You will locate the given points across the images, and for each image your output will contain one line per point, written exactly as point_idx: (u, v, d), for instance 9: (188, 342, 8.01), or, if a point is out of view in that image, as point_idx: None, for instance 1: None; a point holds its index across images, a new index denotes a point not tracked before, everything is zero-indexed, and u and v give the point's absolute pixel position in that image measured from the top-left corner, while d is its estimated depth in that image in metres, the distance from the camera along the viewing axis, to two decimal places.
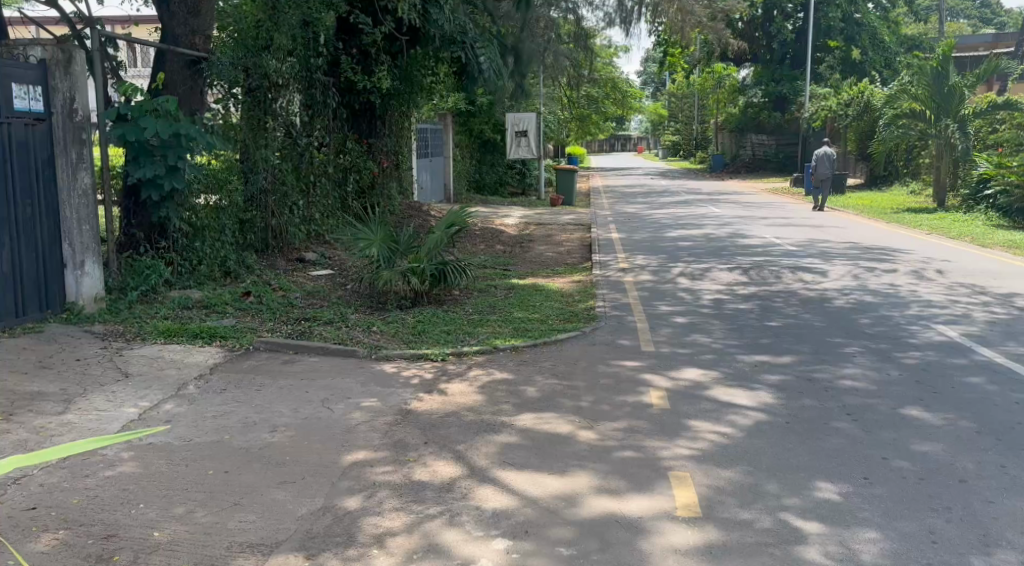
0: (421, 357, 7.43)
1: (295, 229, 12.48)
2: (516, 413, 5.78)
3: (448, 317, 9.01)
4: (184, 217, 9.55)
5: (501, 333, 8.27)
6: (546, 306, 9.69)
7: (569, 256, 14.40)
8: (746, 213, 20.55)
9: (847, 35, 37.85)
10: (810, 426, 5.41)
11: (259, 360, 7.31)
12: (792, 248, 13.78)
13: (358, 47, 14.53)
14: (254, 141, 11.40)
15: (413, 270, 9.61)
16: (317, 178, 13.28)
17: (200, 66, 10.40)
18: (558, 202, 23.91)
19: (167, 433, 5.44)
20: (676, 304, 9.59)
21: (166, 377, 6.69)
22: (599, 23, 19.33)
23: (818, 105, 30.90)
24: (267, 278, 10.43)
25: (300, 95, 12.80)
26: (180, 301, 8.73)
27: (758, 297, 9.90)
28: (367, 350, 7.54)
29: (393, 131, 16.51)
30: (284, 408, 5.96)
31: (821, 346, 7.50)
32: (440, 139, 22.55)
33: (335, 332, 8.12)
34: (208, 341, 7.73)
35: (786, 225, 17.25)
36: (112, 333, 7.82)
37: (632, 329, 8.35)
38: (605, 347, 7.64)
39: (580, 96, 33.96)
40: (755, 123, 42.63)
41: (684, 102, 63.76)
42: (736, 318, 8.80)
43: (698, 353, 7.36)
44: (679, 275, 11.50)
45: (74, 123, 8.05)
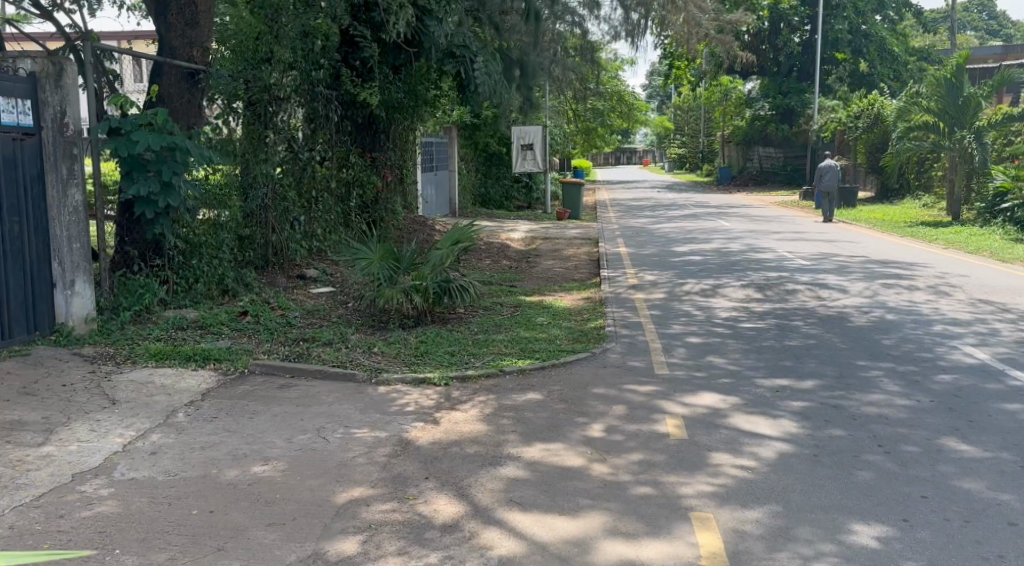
0: (423, 381, 7.08)
1: (296, 245, 12.16)
2: (524, 443, 5.43)
3: (452, 337, 8.66)
4: (180, 234, 9.24)
5: (507, 355, 7.92)
6: (553, 324, 9.35)
7: (576, 271, 14.06)
8: (756, 226, 20.20)
9: (855, 47, 37.59)
10: (840, 460, 5.06)
11: (254, 384, 6.98)
12: (806, 263, 13.41)
13: (361, 59, 14.27)
14: (254, 155, 11.12)
15: (416, 288, 9.26)
16: (319, 193, 12.98)
17: (199, 78, 10.07)
18: (565, 216, 23.61)
19: (150, 468, 5.10)
20: (688, 323, 9.25)
21: (155, 404, 6.37)
22: (605, 37, 19.06)
23: (827, 117, 30.58)
24: (266, 297, 10.10)
25: (302, 109, 12.51)
26: (175, 322, 8.41)
27: (774, 315, 9.55)
28: (367, 373, 7.20)
29: (397, 145, 16.23)
30: (277, 438, 5.62)
31: (844, 369, 7.15)
32: (445, 152, 22.29)
33: (334, 353, 7.78)
34: (201, 364, 7.40)
35: (798, 239, 16.89)
36: (101, 356, 7.50)
37: (643, 350, 8.00)
38: (616, 369, 7.29)
39: (586, 109, 33.71)
40: (762, 136, 42.38)
41: (690, 114, 63.58)
42: (753, 337, 8.44)
43: (714, 376, 7.00)
44: (691, 292, 11.15)
45: (65, 138, 7.77)
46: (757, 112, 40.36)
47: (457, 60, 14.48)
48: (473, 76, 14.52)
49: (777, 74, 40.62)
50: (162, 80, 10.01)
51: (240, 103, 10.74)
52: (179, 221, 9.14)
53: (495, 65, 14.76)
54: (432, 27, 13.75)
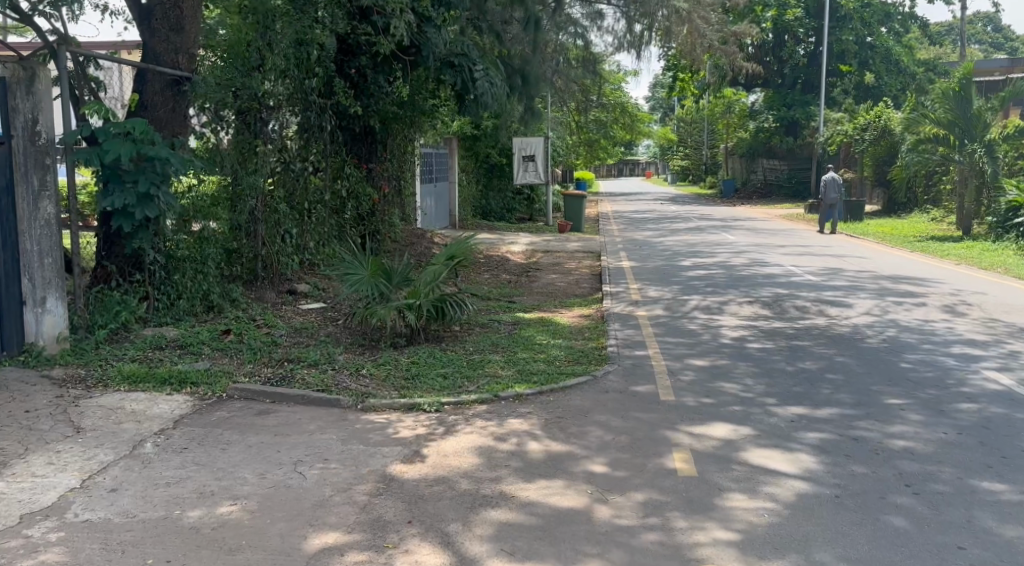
0: (413, 407, 6.61)
1: (287, 258, 11.74)
2: (517, 480, 4.97)
3: (446, 358, 8.19)
4: (161, 248, 8.90)
5: (503, 378, 7.45)
6: (553, 344, 8.89)
7: (578, 286, 13.61)
8: (762, 240, 19.75)
9: (861, 60, 37.26)
10: (865, 502, 4.61)
11: (231, 410, 6.52)
12: (816, 279, 12.95)
13: (358, 68, 13.87)
14: (243, 166, 10.71)
15: (410, 306, 8.79)
16: (312, 205, 12.55)
17: (183, 87, 9.67)
18: (567, 228, 23.18)
19: (107, 508, 4.65)
20: (694, 343, 8.79)
21: (122, 433, 5.92)
22: (608, 48, 18.69)
23: (833, 130, 30.17)
24: (252, 313, 9.71)
25: (296, 118, 12.09)
26: (153, 341, 8.02)
27: (784, 335, 9.09)
28: (353, 398, 6.73)
29: (395, 155, 15.84)
30: (249, 474, 5.17)
31: (862, 395, 6.69)
32: (444, 164, 21.88)
33: (319, 376, 7.32)
34: (177, 389, 6.96)
35: (806, 254, 16.44)
36: (71, 379, 7.05)
37: (647, 373, 7.54)
38: (619, 395, 6.83)
39: (589, 120, 33.33)
40: (767, 148, 42.02)
41: (693, 126, 63.20)
42: (763, 359, 7.98)
43: (724, 402, 6.54)
44: (696, 309, 10.69)
45: (36, 147, 7.35)
46: (761, 124, 40.00)
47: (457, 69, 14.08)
48: (473, 86, 14.09)
49: (782, 87, 40.30)
50: (146, 88, 9.67)
51: (228, 112, 10.36)
52: (159, 234, 8.77)
53: (496, 74, 14.33)
54: (431, 35, 13.34)
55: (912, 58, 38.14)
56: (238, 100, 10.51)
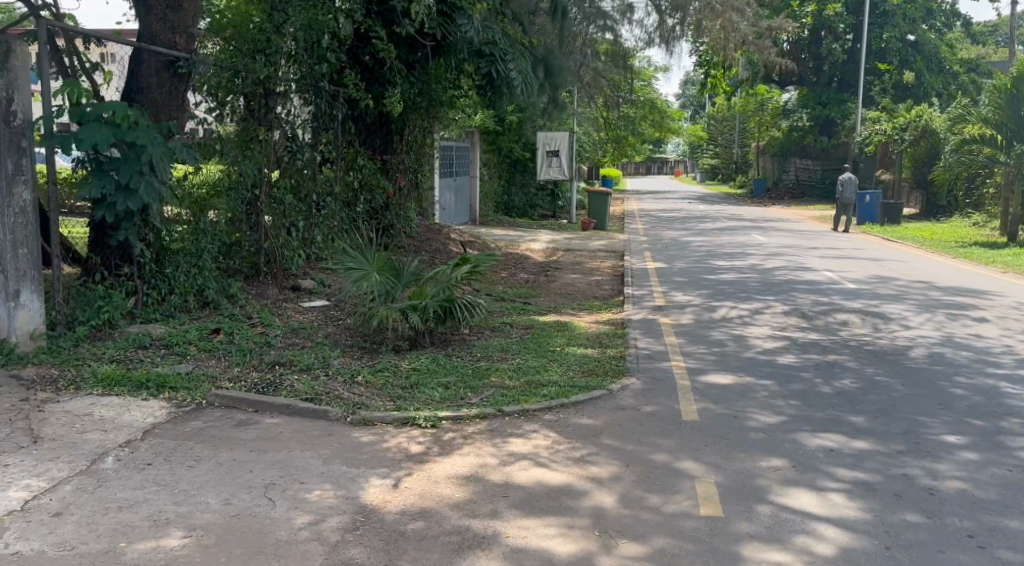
0: (408, 421, 5.96)
1: (292, 253, 11.16)
2: (514, 517, 4.32)
3: (452, 365, 7.57)
4: (151, 239, 8.44)
5: (512, 390, 6.78)
6: (568, 352, 8.22)
7: (599, 288, 12.91)
8: (796, 242, 18.91)
9: (901, 58, 36.12)
10: (923, 558, 3.91)
11: (208, 420, 5.95)
12: (854, 287, 12.15)
13: (371, 55, 13.19)
14: (246, 155, 10.15)
15: (414, 307, 8.16)
16: (321, 198, 11.94)
17: (179, 67, 9.12)
18: (591, 226, 22.49)
19: (44, 538, 4.07)
20: (721, 355, 8.08)
21: (84, 444, 5.35)
22: (637, 43, 17.99)
23: (870, 129, 29.17)
24: (250, 311, 9.16)
25: (306, 106, 11.51)
26: (137, 340, 7.45)
27: (821, 348, 8.35)
28: (342, 410, 6.10)
29: (413, 148, 15.24)
30: (212, 499, 4.56)
31: (911, 425, 5.95)
32: (465, 157, 21.28)
33: (309, 383, 6.69)
34: (154, 394, 6.39)
35: (843, 258, 15.61)
36: (41, 380, 6.52)
37: (670, 389, 6.84)
38: (637, 415, 6.14)
39: (617, 116, 32.58)
40: (800, 147, 40.95)
41: (724, 124, 62.03)
42: (798, 377, 7.25)
43: (755, 428, 5.85)
44: (725, 317, 9.96)
45: (11, 128, 6.85)
46: (794, 123, 38.98)
47: (486, 59, 13.33)
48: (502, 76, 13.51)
49: (817, 85, 39.28)
50: (141, 69, 9.13)
51: (232, 96, 9.81)
52: (146, 225, 8.30)
53: (524, 64, 13.64)
54: (461, 25, 12.93)
55: (954, 57, 36.99)
56: (239, 83, 9.81)
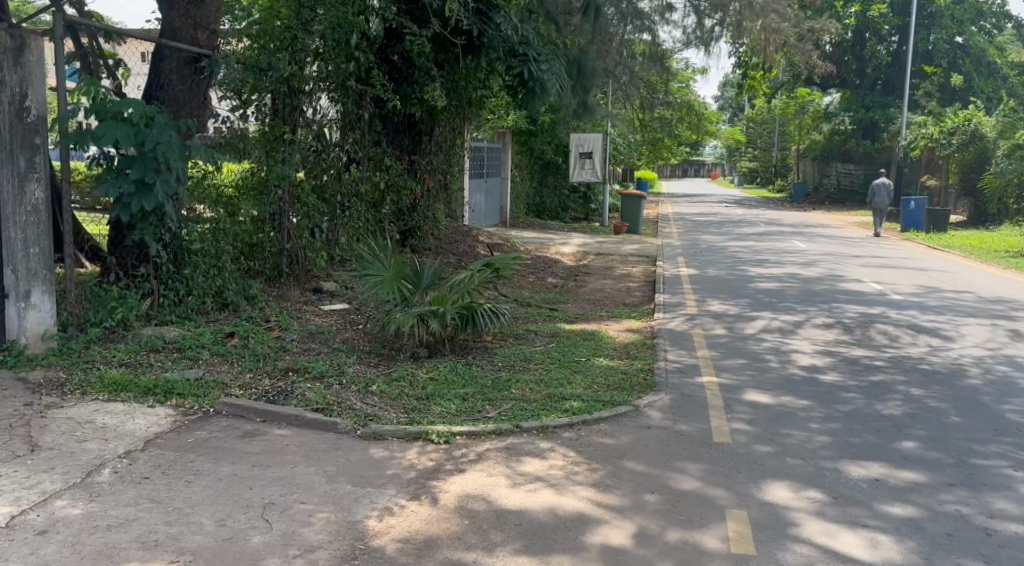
0: (420, 435, 5.66)
1: (315, 254, 10.95)
2: (527, 553, 4.05)
3: (471, 375, 7.28)
4: (168, 238, 8.28)
5: (531, 403, 6.46)
6: (592, 363, 7.88)
7: (630, 294, 12.55)
8: (836, 249, 18.36)
9: (949, 60, 35.22)
10: None
11: (213, 430, 5.71)
12: (898, 299, 11.67)
13: (400, 54, 12.90)
14: (270, 154, 9.95)
15: (433, 312, 7.87)
16: (346, 199, 11.71)
17: (202, 64, 8.93)
18: (623, 230, 22.11)
19: (25, 559, 3.85)
20: (756, 371, 7.70)
21: (82, 454, 5.15)
22: (675, 45, 17.60)
23: (916, 133, 28.40)
24: (269, 314, 8.96)
25: (332, 104, 11.30)
26: (150, 343, 7.26)
27: (863, 366, 7.93)
28: (352, 422, 5.83)
29: (442, 148, 15.00)
30: (205, 519, 4.32)
31: (962, 455, 5.55)
32: (497, 158, 21.00)
33: (321, 392, 6.43)
34: (161, 400, 6.18)
35: (886, 267, 15.07)
36: (48, 384, 6.35)
37: (700, 407, 6.49)
38: (664, 436, 5.80)
39: (653, 118, 32.12)
40: (842, 151, 40.08)
41: (764, 127, 61.11)
42: (839, 397, 6.86)
43: (791, 455, 5.49)
44: (761, 329, 9.57)
45: (24, 125, 6.67)
46: (836, 127, 38.22)
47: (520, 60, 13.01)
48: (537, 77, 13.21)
49: (860, 87, 38.44)
50: (163, 65, 8.94)
51: (256, 95, 9.63)
52: (162, 225, 8.15)
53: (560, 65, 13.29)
54: (496, 25, 12.66)
55: (1004, 59, 35.95)
56: (262, 80, 9.58)
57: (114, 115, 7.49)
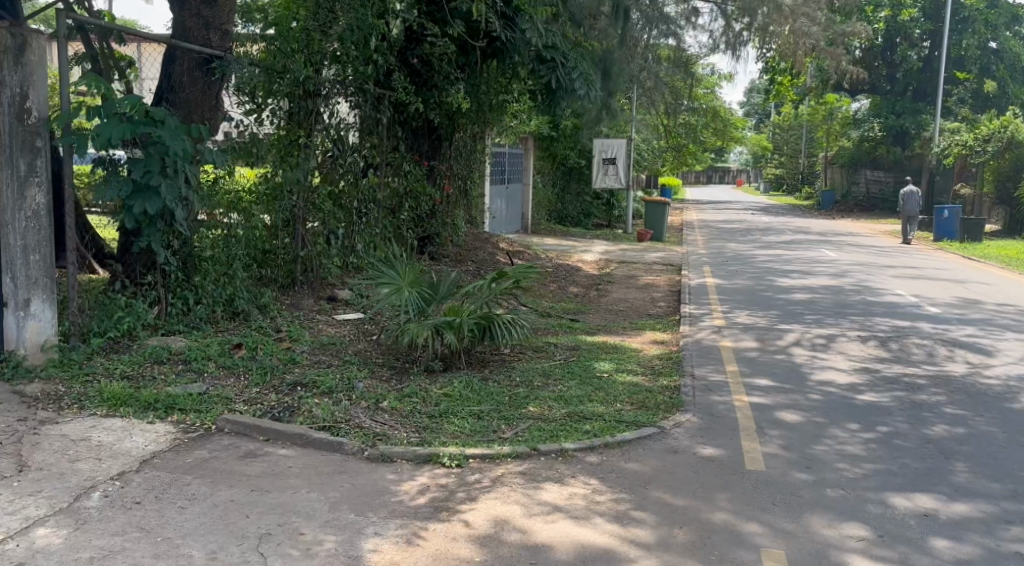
0: (430, 458, 5.31)
1: (330, 261, 10.67)
2: None
3: (487, 391, 6.93)
4: (177, 245, 8.02)
5: (550, 424, 6.10)
6: (615, 379, 7.49)
7: (654, 304, 12.15)
8: (868, 259, 17.84)
9: (983, 66, 34.49)
10: None
11: (213, 450, 5.42)
12: (936, 312, 11.20)
13: (420, 57, 12.41)
14: (285, 159, 9.67)
15: (449, 325, 7.54)
16: (363, 204, 11.42)
17: (213, 65, 8.63)
18: (647, 237, 21.69)
19: None
20: (788, 389, 7.28)
21: (73, 475, 4.86)
22: (702, 49, 17.20)
23: (949, 140, 27.74)
24: (280, 324, 8.67)
25: (351, 108, 11.03)
26: (154, 354, 6.97)
27: (903, 384, 7.51)
28: (359, 443, 5.50)
29: (462, 153, 14.68)
30: (196, 552, 4.02)
31: (1020, 487, 5.14)
32: (519, 164, 20.72)
33: (329, 409, 6.11)
34: (161, 416, 5.89)
35: (921, 278, 14.57)
36: (46, 397, 6.08)
37: (730, 429, 6.09)
38: (693, 462, 5.42)
39: (679, 124, 31.67)
40: (870, 158, 39.37)
41: (790, 134, 60.33)
42: (880, 419, 6.43)
43: (831, 486, 5.11)
44: (793, 343, 9.16)
45: (24, 126, 6.43)
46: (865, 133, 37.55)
47: (546, 64, 12.66)
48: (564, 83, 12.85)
49: (890, 93, 37.78)
50: (174, 67, 8.69)
51: (271, 98, 9.38)
52: (170, 231, 7.90)
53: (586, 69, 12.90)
54: (521, 27, 12.30)
55: None
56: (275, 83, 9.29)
57: (122, 117, 7.25)
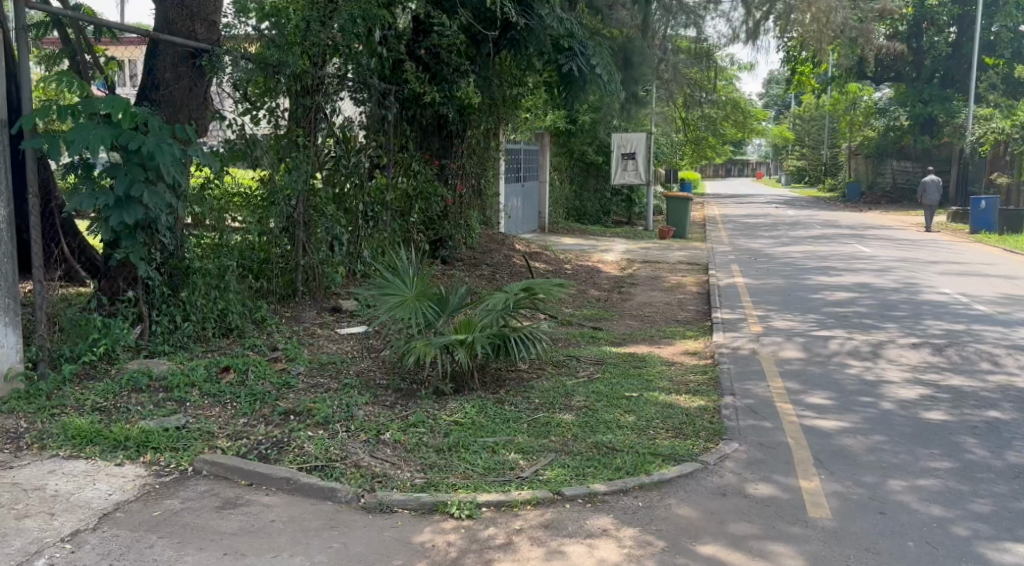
0: (436, 507, 4.57)
1: (334, 269, 9.92)
2: None
3: (503, 417, 6.17)
4: (160, 257, 7.31)
5: (575, 458, 5.34)
6: (646, 399, 6.70)
7: (682, 308, 11.33)
8: (905, 254, 16.93)
9: (1013, 50, 33.42)
10: None
11: (187, 500, 4.69)
12: (991, 311, 10.33)
13: (428, 49, 11.67)
14: (282, 161, 8.93)
15: (460, 341, 6.77)
16: (370, 207, 10.68)
17: (200, 60, 7.84)
18: (669, 234, 20.85)
19: None
20: (843, 409, 6.45)
21: (17, 537, 4.16)
22: (722, 40, 16.31)
23: (983, 128, 26.73)
24: (279, 340, 7.95)
25: (355, 105, 10.28)
26: (132, 380, 6.27)
27: (972, 398, 6.68)
28: (355, 488, 4.75)
29: (475, 150, 13.93)
30: None
31: None
32: (534, 161, 19.93)
33: (322, 443, 5.38)
34: (132, 456, 5.18)
35: (966, 274, 13.68)
36: (3, 437, 5.38)
37: (783, 463, 5.29)
38: (744, 507, 4.64)
39: (698, 117, 30.79)
40: (896, 148, 38.23)
41: (811, 124, 59.17)
42: (955, 445, 5.61)
43: (914, 536, 4.32)
44: (839, 350, 8.33)
45: None
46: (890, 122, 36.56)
47: (565, 54, 11.84)
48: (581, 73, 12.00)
49: (916, 81, 36.67)
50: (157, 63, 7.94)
51: (268, 97, 8.64)
52: (154, 242, 7.20)
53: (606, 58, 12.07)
54: (537, 14, 11.46)
55: None
56: (270, 78, 8.51)
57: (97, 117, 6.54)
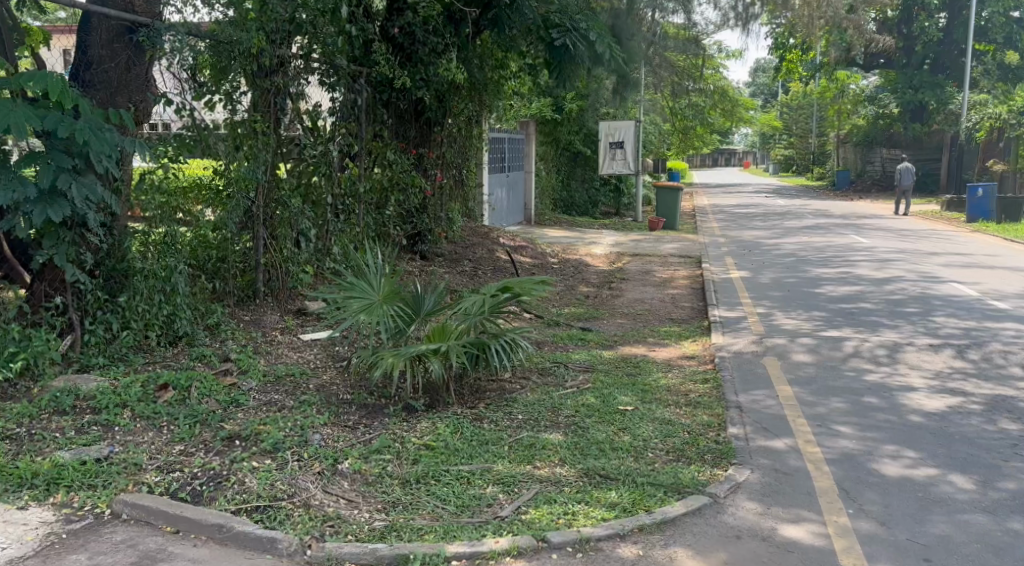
0: (397, 561, 3.83)
1: (300, 268, 9.06)
2: None
3: (481, 438, 5.39)
4: (89, 259, 6.46)
5: (565, 493, 4.55)
6: (642, 414, 5.94)
7: (677, 305, 10.59)
8: (906, 245, 16.26)
9: (1006, 36, 32.88)
10: None
11: (96, 554, 3.89)
12: (1009, 306, 9.64)
13: (403, 28, 10.76)
14: (241, 151, 7.99)
15: (433, 350, 5.95)
16: (341, 200, 9.82)
17: (139, 36, 6.95)
18: (659, 225, 20.09)
19: None
20: (865, 424, 5.73)
21: None
22: (709, 26, 15.52)
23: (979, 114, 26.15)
24: (231, 348, 7.11)
25: (323, 89, 9.42)
26: (54, 401, 5.46)
27: (1008, 409, 5.98)
28: (302, 537, 3.99)
29: (456, 139, 13.10)
30: None
31: None
32: (519, 150, 19.12)
33: (268, 476, 4.58)
34: (40, 497, 4.38)
35: (973, 265, 13.01)
36: None
37: (805, 494, 4.56)
38: (764, 555, 3.91)
39: (688, 106, 30.06)
40: (887, 136, 37.64)
41: (799, 112, 58.52)
42: (998, 470, 4.89)
43: None
44: (853, 353, 7.60)
45: None
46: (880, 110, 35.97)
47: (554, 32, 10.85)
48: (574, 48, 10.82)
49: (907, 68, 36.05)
50: (91, 39, 7.05)
51: (224, 78, 7.69)
52: (84, 241, 6.40)
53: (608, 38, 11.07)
54: None
55: None
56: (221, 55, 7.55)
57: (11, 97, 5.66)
